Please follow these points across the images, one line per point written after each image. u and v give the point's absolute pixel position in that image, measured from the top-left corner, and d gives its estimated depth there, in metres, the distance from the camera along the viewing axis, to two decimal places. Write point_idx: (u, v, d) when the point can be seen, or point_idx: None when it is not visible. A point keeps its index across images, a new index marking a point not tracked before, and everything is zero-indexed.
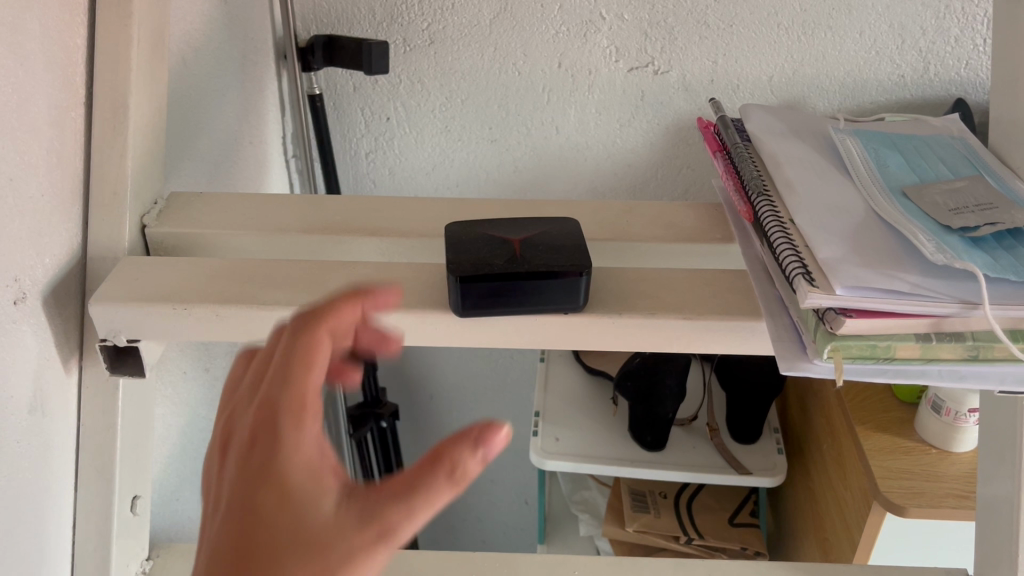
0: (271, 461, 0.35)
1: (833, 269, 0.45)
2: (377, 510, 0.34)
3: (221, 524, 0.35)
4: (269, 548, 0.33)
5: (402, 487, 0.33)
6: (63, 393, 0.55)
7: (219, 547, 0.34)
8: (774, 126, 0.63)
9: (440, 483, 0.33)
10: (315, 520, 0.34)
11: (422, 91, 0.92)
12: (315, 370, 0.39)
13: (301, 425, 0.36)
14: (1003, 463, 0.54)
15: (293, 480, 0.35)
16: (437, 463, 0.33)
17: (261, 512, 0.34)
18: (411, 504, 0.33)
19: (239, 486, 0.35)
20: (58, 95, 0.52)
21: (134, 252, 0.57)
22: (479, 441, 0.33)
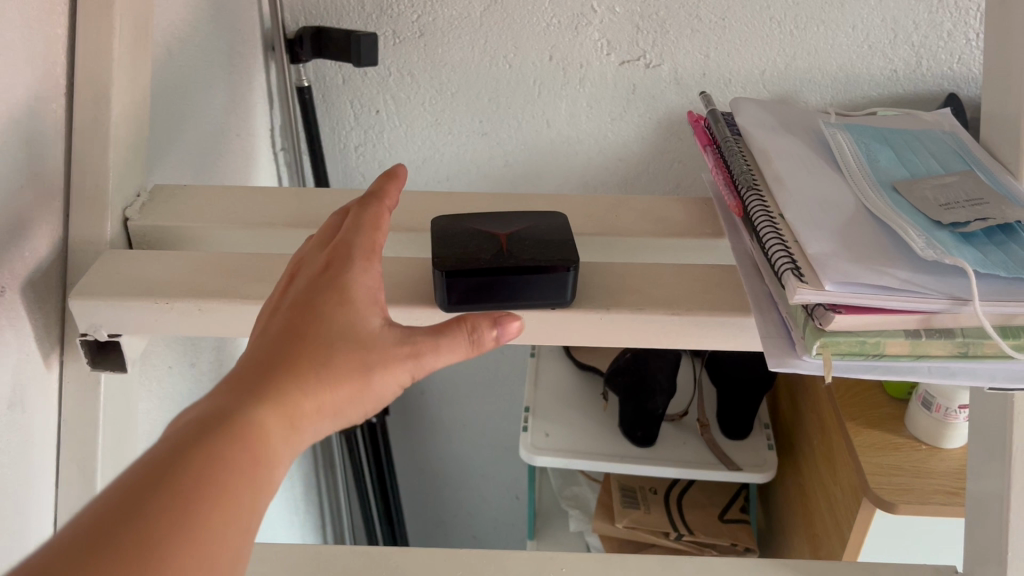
0: (337, 276, 0.39)
1: (822, 265, 0.45)
2: (415, 337, 0.38)
3: (276, 321, 0.38)
4: (317, 338, 0.36)
5: (433, 337, 0.38)
6: (43, 388, 0.55)
7: (271, 336, 0.37)
8: (764, 120, 0.62)
9: (460, 337, 0.38)
10: (364, 330, 0.37)
11: (411, 84, 0.91)
12: (383, 220, 0.42)
13: (367, 266, 0.40)
14: (993, 460, 0.53)
15: (346, 296, 0.38)
16: (464, 327, 0.38)
17: (320, 311, 0.38)
18: (439, 345, 0.38)
19: (298, 296, 0.39)
20: (38, 84, 0.51)
21: (115, 245, 0.57)
22: (501, 322, 0.39)
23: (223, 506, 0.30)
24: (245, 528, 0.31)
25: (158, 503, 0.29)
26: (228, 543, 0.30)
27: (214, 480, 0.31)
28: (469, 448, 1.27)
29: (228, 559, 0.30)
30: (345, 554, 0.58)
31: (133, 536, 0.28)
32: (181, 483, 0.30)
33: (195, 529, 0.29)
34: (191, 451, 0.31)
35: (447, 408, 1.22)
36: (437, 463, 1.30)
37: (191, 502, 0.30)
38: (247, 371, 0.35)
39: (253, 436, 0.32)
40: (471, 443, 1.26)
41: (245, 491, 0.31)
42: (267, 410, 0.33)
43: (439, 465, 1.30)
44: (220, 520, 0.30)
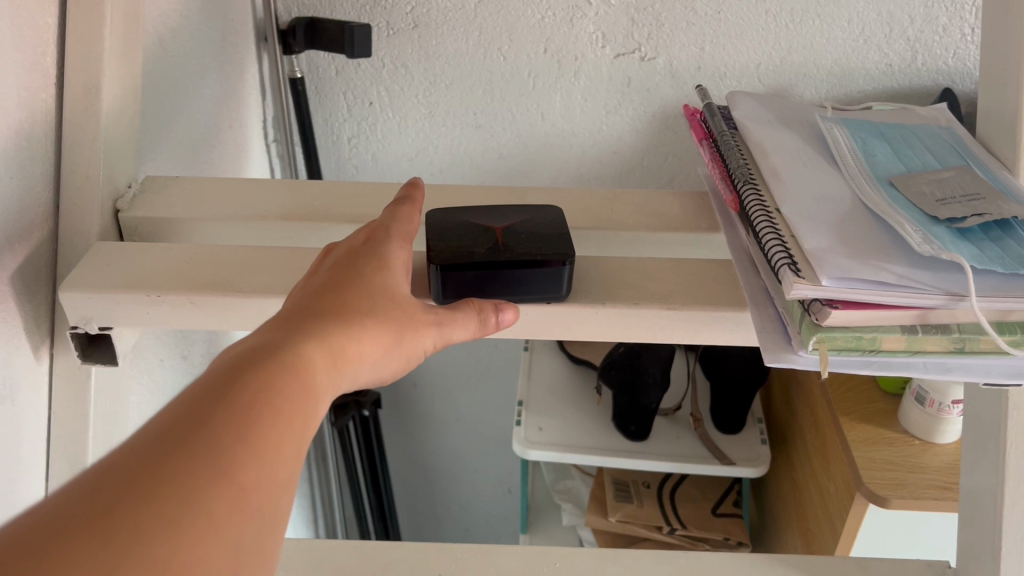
0: (370, 250, 0.42)
1: (820, 260, 0.45)
2: (435, 310, 0.42)
3: (313, 281, 0.40)
4: (355, 296, 0.38)
5: (451, 313, 0.42)
6: (33, 381, 0.54)
7: (308, 293, 0.38)
8: (761, 114, 0.62)
9: (473, 317, 0.43)
10: (399, 293, 0.40)
11: (405, 75, 0.91)
12: (416, 218, 0.47)
13: (398, 245, 0.43)
14: (987, 455, 0.53)
15: (379, 267, 0.41)
16: (475, 307, 0.43)
17: (358, 275, 0.40)
18: (456, 322, 0.42)
19: (333, 264, 0.41)
20: (27, 75, 0.51)
21: (106, 238, 0.56)
22: (502, 308, 0.44)
23: (283, 422, 0.30)
24: (300, 450, 0.31)
25: (224, 413, 0.29)
26: (286, 456, 0.30)
27: (272, 399, 0.31)
28: (462, 441, 1.26)
29: (287, 473, 0.29)
30: (337, 549, 0.57)
31: (202, 439, 0.28)
32: (242, 400, 0.30)
33: (262, 440, 0.29)
34: (249, 372, 0.31)
35: (440, 401, 1.21)
36: (429, 456, 1.30)
37: (254, 416, 0.30)
38: (291, 314, 0.36)
39: (312, 352, 0.34)
40: (464, 437, 1.26)
41: (302, 412, 0.31)
42: (315, 346, 0.34)
43: (431, 458, 1.30)
44: (282, 434, 0.30)
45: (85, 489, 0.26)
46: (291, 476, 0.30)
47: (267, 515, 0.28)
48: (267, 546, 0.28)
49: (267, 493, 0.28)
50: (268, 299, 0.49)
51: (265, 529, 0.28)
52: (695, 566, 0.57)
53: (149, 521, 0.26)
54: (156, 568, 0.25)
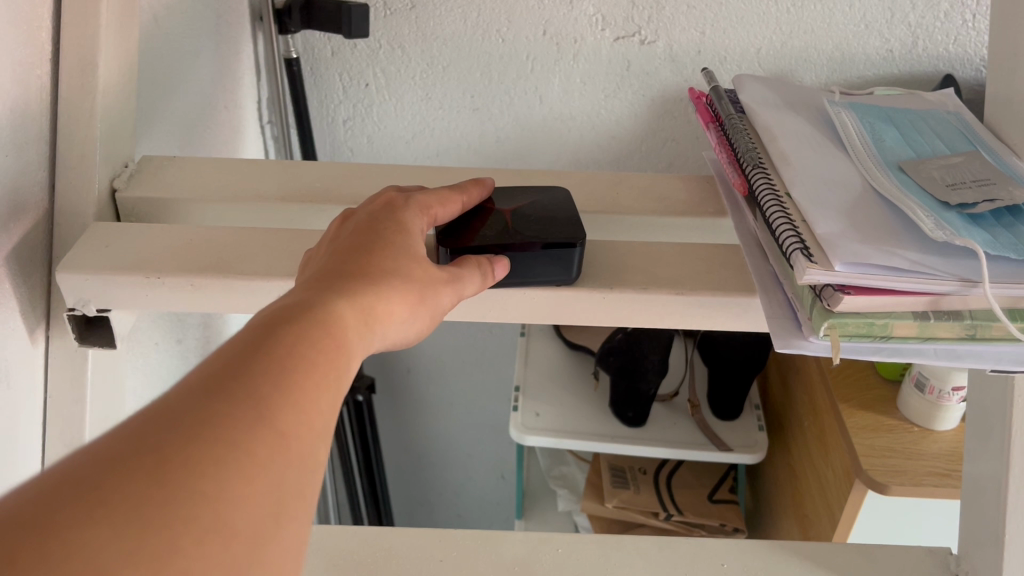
0: (387, 214, 0.42)
1: (831, 246, 0.44)
2: (449, 271, 0.42)
3: (339, 243, 0.40)
4: (381, 257, 0.38)
5: (459, 272, 0.42)
6: (29, 364, 0.53)
7: (334, 255, 0.38)
8: (768, 98, 0.61)
9: (476, 270, 0.44)
10: (420, 255, 0.40)
11: (402, 57, 0.89)
12: (451, 208, 0.47)
13: (416, 215, 0.43)
14: (992, 443, 0.53)
15: (401, 231, 0.41)
16: (474, 262, 0.44)
17: (382, 238, 0.40)
18: (464, 277, 0.42)
19: (353, 227, 0.41)
20: (22, 51, 0.49)
21: (102, 219, 0.55)
22: (499, 265, 0.45)
23: (319, 372, 0.30)
24: (336, 400, 0.30)
25: (260, 363, 0.29)
26: (323, 407, 0.29)
27: (308, 352, 0.30)
28: (455, 427, 1.26)
29: (325, 422, 0.29)
30: (337, 535, 0.57)
31: (241, 386, 0.28)
32: (278, 351, 0.30)
33: (298, 390, 0.29)
34: (284, 327, 0.31)
35: (433, 386, 1.20)
36: (422, 441, 1.29)
37: (291, 367, 0.29)
38: (321, 275, 0.36)
39: (344, 309, 0.34)
40: (457, 422, 1.25)
41: (337, 365, 0.31)
42: (346, 303, 0.34)
43: (425, 443, 1.30)
44: (318, 384, 0.30)
45: (130, 431, 0.26)
46: (328, 425, 0.30)
47: (307, 461, 0.28)
48: (303, 492, 0.28)
49: (306, 441, 0.28)
50: (269, 282, 0.48)
51: (303, 475, 0.28)
52: (698, 552, 0.56)
53: (191, 460, 0.25)
54: (198, 504, 0.25)
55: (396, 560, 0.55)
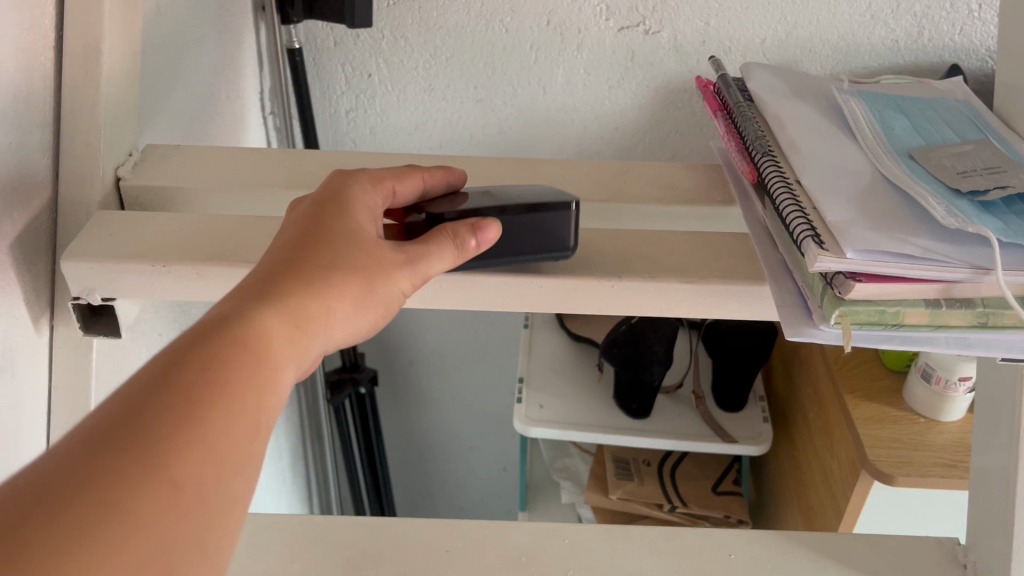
0: (337, 199, 0.40)
1: (843, 234, 0.44)
2: (410, 247, 0.40)
3: (284, 237, 0.39)
4: (327, 251, 0.37)
5: (424, 246, 0.40)
6: (34, 353, 0.53)
7: (279, 249, 0.38)
8: (777, 87, 0.61)
9: (449, 245, 0.41)
10: (371, 246, 0.39)
11: (405, 47, 0.89)
12: (410, 183, 0.46)
13: (369, 195, 0.42)
14: (1001, 432, 0.53)
15: (350, 216, 0.40)
16: (449, 235, 0.41)
17: (329, 231, 0.38)
18: (430, 253, 0.40)
19: (300, 218, 0.40)
20: (26, 37, 0.49)
21: (107, 207, 0.55)
22: (484, 229, 0.42)
23: (229, 408, 0.30)
24: (260, 421, 0.31)
25: (164, 404, 0.29)
26: (242, 430, 0.30)
27: (226, 375, 0.30)
28: (458, 419, 1.26)
29: (234, 462, 0.29)
30: (343, 526, 0.56)
31: (147, 424, 0.28)
32: (193, 377, 0.30)
33: (204, 431, 0.29)
34: (201, 348, 0.31)
35: (435, 379, 1.20)
36: (424, 433, 1.29)
37: (205, 393, 0.30)
38: (254, 283, 0.35)
39: (266, 324, 0.33)
40: (460, 414, 1.25)
41: (253, 393, 0.31)
42: (276, 313, 0.34)
43: (427, 436, 1.29)
44: (228, 421, 0.29)
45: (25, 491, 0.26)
46: (251, 446, 0.30)
47: (227, 487, 0.29)
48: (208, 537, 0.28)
49: (224, 469, 0.29)
50: None
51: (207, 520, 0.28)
52: (704, 543, 0.56)
53: (100, 503, 0.26)
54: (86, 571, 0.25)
55: (403, 550, 0.55)
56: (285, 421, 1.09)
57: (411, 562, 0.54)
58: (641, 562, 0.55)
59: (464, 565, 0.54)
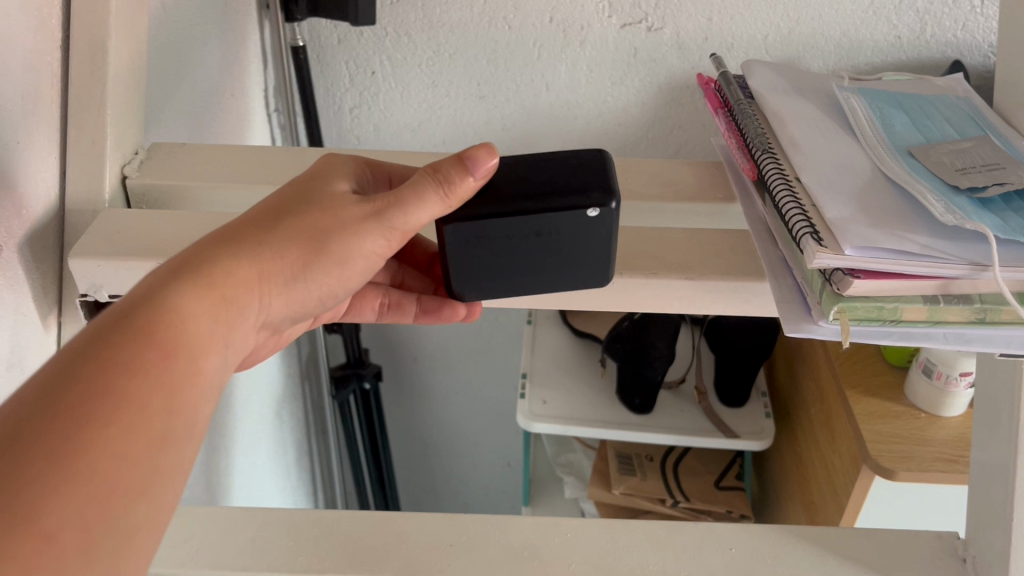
0: (301, 188, 0.41)
1: (842, 230, 0.44)
2: (381, 208, 0.41)
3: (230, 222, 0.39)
4: (254, 234, 0.38)
5: (398, 194, 0.40)
6: (42, 349, 0.53)
7: (211, 234, 0.38)
8: (777, 84, 0.62)
9: (433, 190, 0.40)
10: (320, 229, 0.40)
11: (408, 44, 0.89)
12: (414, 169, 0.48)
13: (333, 171, 0.43)
14: (1000, 427, 0.53)
15: (293, 194, 0.41)
16: (431, 176, 0.40)
17: (277, 220, 0.39)
18: (408, 197, 0.40)
19: (257, 206, 0.40)
20: (33, 38, 0.49)
21: (114, 205, 0.55)
22: (472, 160, 0.40)
23: (134, 413, 0.30)
24: (172, 428, 0.32)
25: (71, 410, 0.29)
26: (150, 442, 0.31)
27: (133, 378, 0.31)
28: (462, 414, 1.27)
29: (136, 474, 0.30)
30: (347, 520, 0.57)
31: (51, 433, 0.28)
32: (101, 383, 0.30)
33: (106, 440, 0.29)
34: (107, 343, 0.31)
35: (440, 374, 1.21)
36: (428, 428, 1.30)
37: (109, 401, 0.30)
38: (184, 266, 0.36)
39: (184, 315, 0.34)
40: (464, 410, 1.26)
41: (162, 395, 0.32)
42: (196, 296, 0.35)
43: (431, 431, 1.30)
44: (131, 430, 0.30)
45: None
46: (160, 454, 0.31)
47: (137, 497, 0.30)
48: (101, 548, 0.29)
49: (132, 481, 0.30)
50: None
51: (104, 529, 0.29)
52: (705, 537, 0.57)
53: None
54: None
55: (406, 544, 0.56)
56: (289, 417, 1.10)
57: (414, 555, 0.55)
58: (644, 556, 0.55)
59: (467, 559, 0.55)
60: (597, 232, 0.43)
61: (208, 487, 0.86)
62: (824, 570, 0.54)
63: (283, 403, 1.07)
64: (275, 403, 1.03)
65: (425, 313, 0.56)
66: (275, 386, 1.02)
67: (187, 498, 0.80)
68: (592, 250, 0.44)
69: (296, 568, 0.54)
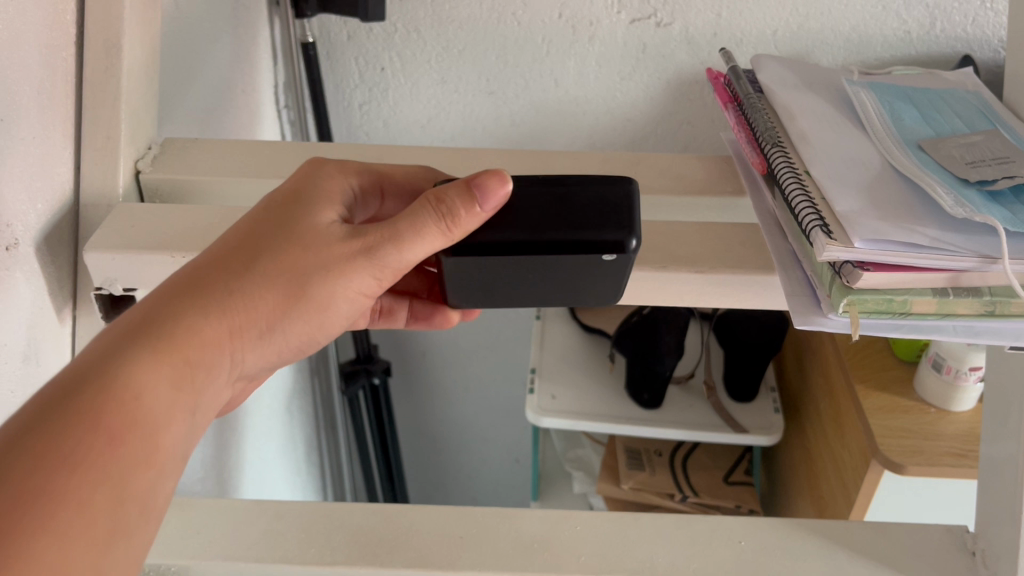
0: (283, 214, 0.42)
1: (851, 223, 0.44)
2: (372, 241, 0.41)
3: (202, 261, 0.40)
4: (225, 282, 0.39)
5: (393, 230, 0.41)
6: (58, 340, 0.54)
7: (181, 277, 0.39)
8: (787, 78, 0.62)
9: (434, 225, 0.41)
10: (298, 273, 0.40)
11: (418, 40, 0.90)
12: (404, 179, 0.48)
13: (321, 190, 0.43)
14: (1009, 419, 0.53)
15: (274, 222, 0.41)
16: (432, 211, 0.40)
17: (252, 262, 0.40)
18: (404, 229, 0.41)
19: (232, 236, 0.41)
20: (48, 34, 0.50)
21: (129, 200, 0.56)
22: (480, 195, 0.40)
23: (79, 509, 0.31)
24: (122, 518, 0.33)
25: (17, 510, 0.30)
26: (95, 536, 0.32)
27: (81, 469, 0.32)
28: (471, 410, 1.27)
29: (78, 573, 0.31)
30: (359, 512, 0.58)
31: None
32: (50, 475, 0.31)
33: (48, 544, 0.30)
34: (56, 428, 0.32)
35: (449, 369, 1.21)
36: (437, 424, 1.31)
37: (55, 499, 0.31)
38: (147, 326, 0.37)
39: (140, 388, 0.35)
40: (473, 405, 1.26)
41: (112, 485, 0.33)
42: (156, 365, 0.36)
43: (440, 427, 1.31)
44: (74, 529, 0.31)
45: None
46: (107, 548, 0.32)
47: None
48: None
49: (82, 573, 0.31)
50: None
51: None
52: (715, 530, 0.57)
53: None
54: None
55: (417, 537, 0.56)
56: (298, 412, 1.10)
57: (425, 547, 0.55)
58: (654, 547, 0.55)
59: (477, 551, 0.55)
60: (616, 266, 0.43)
61: (218, 480, 0.86)
62: (833, 562, 0.55)
63: (293, 399, 1.07)
64: (284, 398, 1.04)
65: (416, 319, 0.58)
66: (285, 381, 1.03)
67: (198, 491, 0.81)
68: (603, 283, 0.44)
69: (308, 559, 0.55)
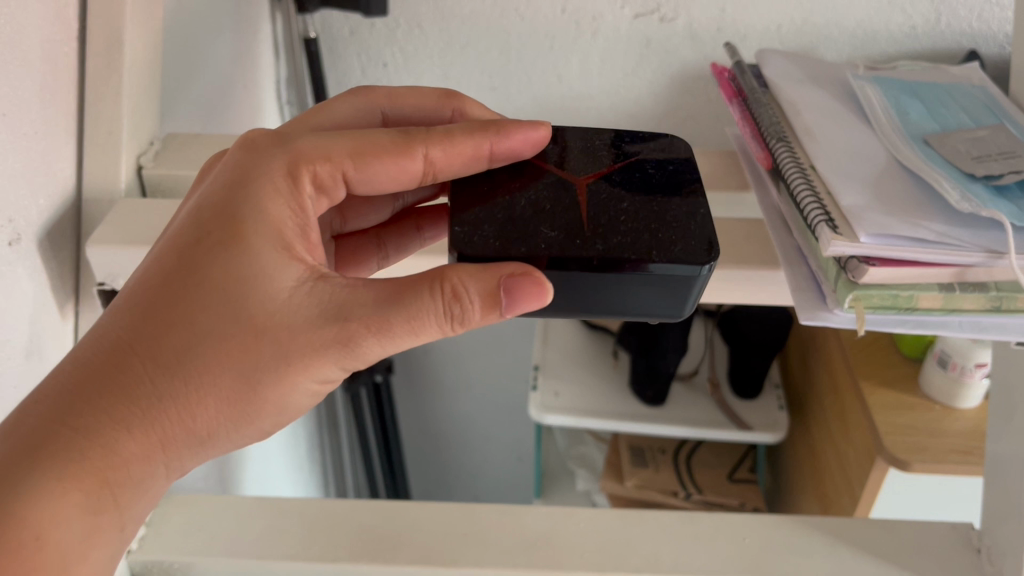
0: (233, 282, 0.39)
1: (858, 218, 0.44)
2: (343, 328, 0.39)
3: (132, 334, 0.38)
4: (162, 373, 0.38)
5: (374, 327, 0.39)
6: (61, 335, 0.54)
7: (112, 358, 0.38)
8: (792, 73, 0.62)
9: (436, 317, 0.39)
10: (251, 364, 0.39)
11: (421, 36, 0.89)
12: (391, 167, 0.44)
13: (275, 243, 0.40)
14: (1016, 415, 0.53)
15: (225, 294, 0.39)
16: (437, 309, 0.39)
17: (193, 349, 0.38)
18: (392, 324, 0.39)
19: (169, 303, 0.39)
20: (50, 28, 0.50)
21: (130, 194, 0.56)
22: (502, 307, 0.38)
23: None
24: None
25: None
26: None
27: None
28: (474, 407, 1.27)
29: None
30: (361, 510, 0.57)
31: None
32: None
33: None
34: None
35: (452, 367, 1.21)
36: (439, 421, 1.31)
37: None
38: (71, 433, 0.37)
39: (61, 501, 0.37)
40: (476, 403, 1.26)
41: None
42: (79, 475, 0.37)
43: (443, 424, 1.31)
44: None
45: None
46: None
47: None
48: None
49: None
50: None
51: None
52: (719, 527, 0.56)
53: None
54: None
55: (419, 535, 0.56)
56: None
57: (427, 545, 0.55)
58: (658, 544, 0.55)
59: (480, 549, 0.55)
60: None
61: (221, 477, 0.86)
62: (838, 559, 0.54)
63: None
64: None
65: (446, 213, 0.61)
66: None
67: (201, 486, 0.80)
68: None
69: (310, 558, 0.54)
